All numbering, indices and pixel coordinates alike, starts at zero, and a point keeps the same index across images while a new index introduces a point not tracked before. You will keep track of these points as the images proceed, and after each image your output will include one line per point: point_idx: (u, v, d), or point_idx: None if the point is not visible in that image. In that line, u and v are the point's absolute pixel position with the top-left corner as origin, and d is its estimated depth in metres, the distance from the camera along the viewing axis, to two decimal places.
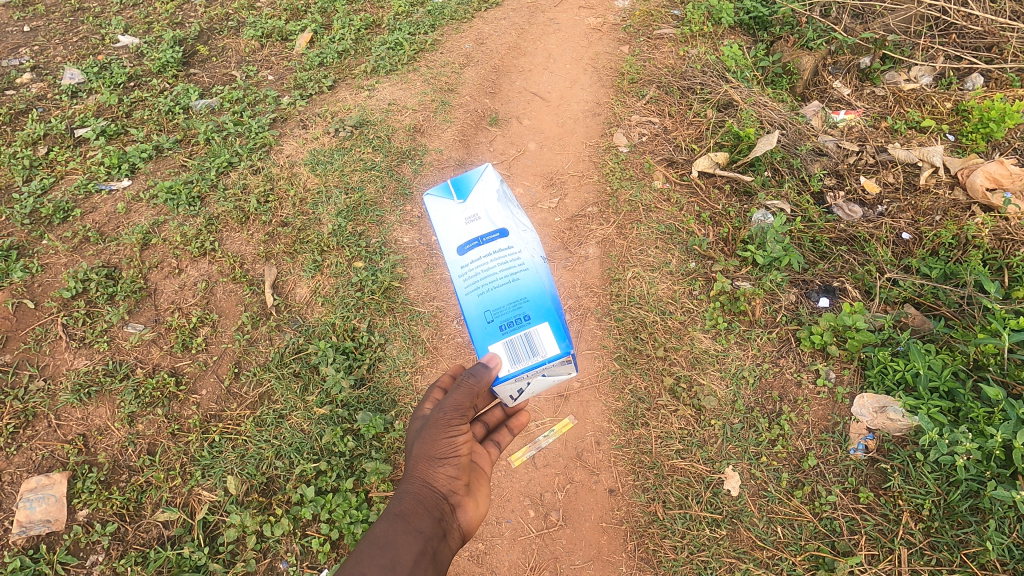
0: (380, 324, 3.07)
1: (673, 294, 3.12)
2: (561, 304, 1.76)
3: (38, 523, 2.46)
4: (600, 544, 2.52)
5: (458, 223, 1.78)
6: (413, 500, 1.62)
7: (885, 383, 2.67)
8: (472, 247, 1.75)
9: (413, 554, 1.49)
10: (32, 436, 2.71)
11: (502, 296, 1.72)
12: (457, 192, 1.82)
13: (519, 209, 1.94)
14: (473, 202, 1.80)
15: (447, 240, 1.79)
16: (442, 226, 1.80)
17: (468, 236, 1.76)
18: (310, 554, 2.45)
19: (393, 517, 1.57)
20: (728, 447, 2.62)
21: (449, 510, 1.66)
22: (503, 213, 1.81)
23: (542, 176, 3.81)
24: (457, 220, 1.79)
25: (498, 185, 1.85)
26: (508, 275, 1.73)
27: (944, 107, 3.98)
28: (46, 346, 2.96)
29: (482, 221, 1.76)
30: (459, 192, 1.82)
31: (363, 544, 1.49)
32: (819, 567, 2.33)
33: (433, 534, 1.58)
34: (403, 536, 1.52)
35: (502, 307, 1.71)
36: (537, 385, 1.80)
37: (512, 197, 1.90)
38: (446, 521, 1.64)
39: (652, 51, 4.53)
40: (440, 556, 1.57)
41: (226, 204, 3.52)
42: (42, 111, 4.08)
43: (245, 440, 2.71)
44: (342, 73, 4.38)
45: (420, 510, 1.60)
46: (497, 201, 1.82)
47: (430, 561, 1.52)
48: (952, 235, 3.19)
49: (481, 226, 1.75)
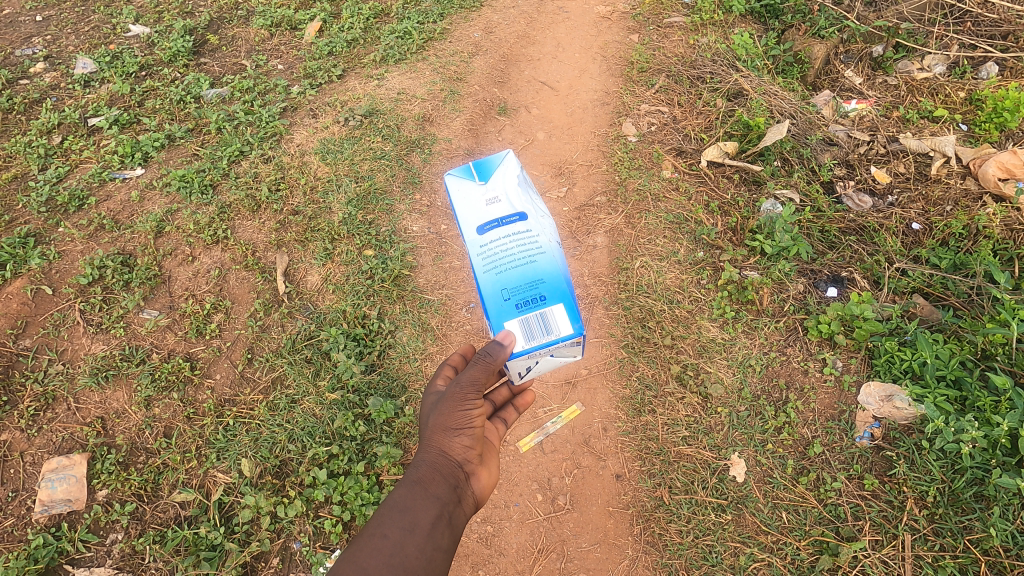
0: (390, 312, 3.11)
1: (681, 283, 3.14)
2: (574, 288, 1.85)
3: (60, 501, 2.54)
4: (606, 528, 2.55)
5: (480, 205, 1.89)
6: (430, 469, 1.65)
7: (892, 371, 2.68)
8: (492, 227, 1.85)
9: (430, 519, 1.54)
10: (52, 418, 2.78)
11: (519, 274, 1.80)
12: (479, 176, 1.94)
13: (536, 197, 2.06)
14: (494, 186, 1.92)
15: (468, 219, 1.89)
16: (464, 208, 1.91)
17: (489, 216, 1.87)
18: (322, 534, 2.50)
19: (411, 484, 1.61)
20: (735, 434, 2.65)
21: (464, 478, 1.69)
22: (523, 198, 1.92)
23: (551, 165, 3.82)
24: (479, 202, 1.90)
25: (518, 172, 1.97)
26: (526, 254, 1.82)
27: (957, 97, 3.94)
28: (65, 330, 3.03)
29: (503, 203, 1.89)
30: (482, 176, 1.95)
31: (382, 508, 1.54)
32: (823, 552, 2.36)
33: (449, 500, 1.61)
34: (420, 503, 1.56)
35: (519, 284, 1.80)
36: (544, 364, 1.90)
37: (531, 186, 2.02)
38: (462, 489, 1.67)
39: (662, 40, 4.51)
40: (456, 522, 1.60)
41: (238, 192, 3.56)
42: (56, 100, 4.13)
43: (258, 424, 2.77)
44: (352, 62, 4.39)
45: (436, 478, 1.64)
46: (517, 186, 1.94)
47: (446, 526, 1.56)
48: (963, 225, 3.18)
49: (502, 208, 1.88)
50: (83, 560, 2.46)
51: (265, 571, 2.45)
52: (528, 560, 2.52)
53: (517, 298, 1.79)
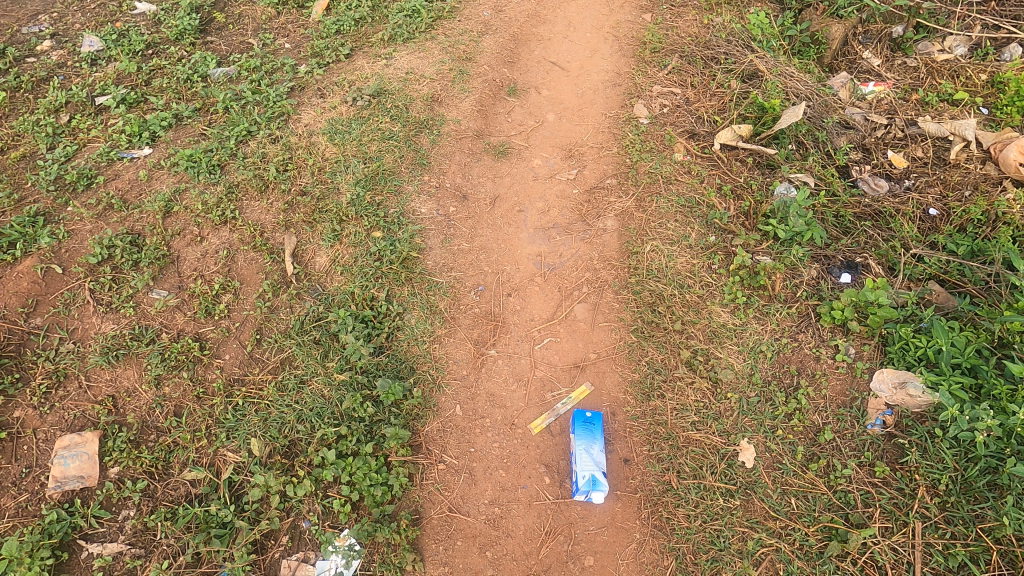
0: (399, 294, 3.09)
1: (692, 267, 3.11)
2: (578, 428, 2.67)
3: (73, 478, 2.55)
4: (614, 512, 2.54)
5: (606, 464, 2.61)
6: None
7: (906, 359, 2.64)
8: (595, 441, 2.65)
9: None
10: (64, 396, 2.78)
11: (581, 434, 2.66)
12: (595, 484, 2.52)
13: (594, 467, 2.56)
14: (578, 472, 2.56)
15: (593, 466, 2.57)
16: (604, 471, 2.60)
17: (576, 455, 2.61)
18: (332, 514, 2.51)
19: None
20: (744, 420, 2.63)
21: None
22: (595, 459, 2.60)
23: (561, 147, 3.77)
24: (597, 468, 2.57)
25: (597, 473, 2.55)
26: (587, 440, 2.64)
27: (978, 79, 3.84)
28: (75, 310, 3.03)
29: (584, 451, 2.61)
30: (598, 493, 2.52)
31: None
32: (832, 538, 2.34)
33: None
34: None
35: (587, 432, 2.67)
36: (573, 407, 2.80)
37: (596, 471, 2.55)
38: None
39: (675, 20, 4.44)
40: None
41: (245, 172, 3.55)
42: (64, 79, 4.10)
43: (267, 404, 2.78)
44: (359, 41, 4.34)
45: None
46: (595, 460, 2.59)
47: None
48: (982, 211, 3.11)
49: (583, 457, 2.60)
50: (96, 536, 2.47)
51: (274, 549, 2.46)
52: (535, 542, 2.49)
53: (596, 424, 2.71)
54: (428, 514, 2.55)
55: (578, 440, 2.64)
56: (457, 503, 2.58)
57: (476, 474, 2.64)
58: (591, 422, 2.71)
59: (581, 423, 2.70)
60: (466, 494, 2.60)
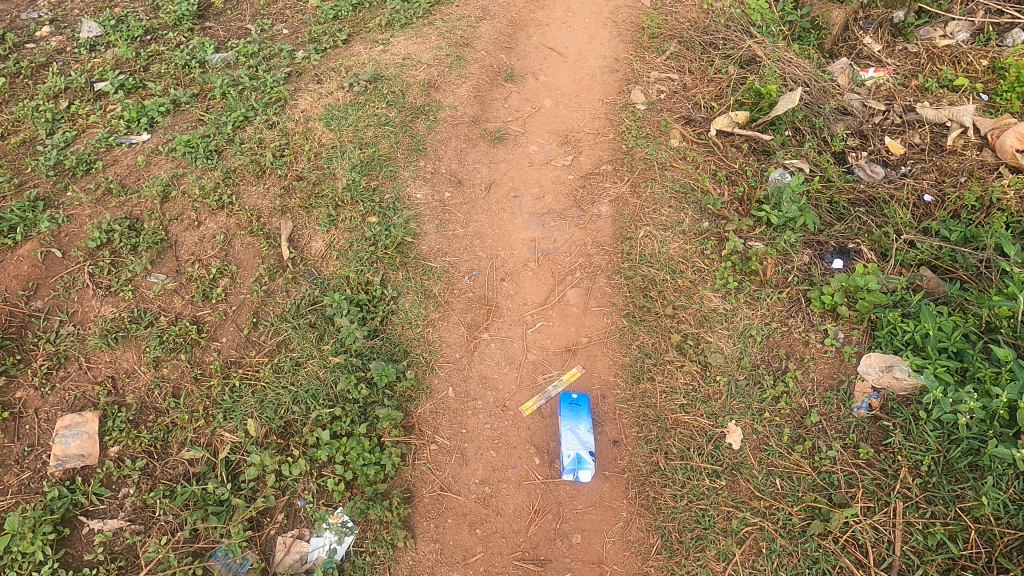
0: (393, 278, 3.12)
1: (685, 253, 3.13)
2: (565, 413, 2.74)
3: (74, 456, 2.60)
4: (602, 491, 2.59)
5: (593, 443, 2.68)
6: None
7: (893, 343, 2.67)
8: (580, 420, 2.72)
9: None
10: (65, 377, 2.83)
11: (567, 415, 2.73)
12: (580, 463, 2.61)
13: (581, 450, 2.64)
14: (563, 451, 2.66)
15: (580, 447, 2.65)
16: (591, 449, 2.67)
17: (562, 436, 2.69)
18: (326, 492, 2.56)
19: None
20: (733, 403, 2.67)
21: None
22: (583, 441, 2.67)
23: (557, 133, 3.78)
24: (583, 448, 2.65)
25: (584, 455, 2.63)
26: (573, 421, 2.72)
27: (979, 65, 3.81)
28: (75, 293, 3.07)
29: (569, 431, 2.69)
30: (585, 471, 2.61)
31: None
32: (815, 517, 2.37)
33: None
34: None
35: (573, 412, 2.74)
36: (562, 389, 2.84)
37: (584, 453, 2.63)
38: None
39: (675, 5, 4.42)
40: None
41: (242, 158, 3.57)
42: (63, 64, 4.11)
43: (264, 385, 2.82)
44: (357, 26, 4.33)
45: None
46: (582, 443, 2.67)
47: None
48: (976, 197, 3.11)
49: (569, 437, 2.68)
50: (97, 512, 2.53)
51: (270, 525, 2.52)
52: (525, 520, 2.54)
53: (583, 405, 2.77)
54: (420, 493, 2.60)
55: (562, 421, 2.73)
56: (449, 483, 2.62)
57: (467, 455, 2.69)
58: (577, 401, 2.77)
59: (568, 405, 2.77)
60: (458, 474, 2.64)
